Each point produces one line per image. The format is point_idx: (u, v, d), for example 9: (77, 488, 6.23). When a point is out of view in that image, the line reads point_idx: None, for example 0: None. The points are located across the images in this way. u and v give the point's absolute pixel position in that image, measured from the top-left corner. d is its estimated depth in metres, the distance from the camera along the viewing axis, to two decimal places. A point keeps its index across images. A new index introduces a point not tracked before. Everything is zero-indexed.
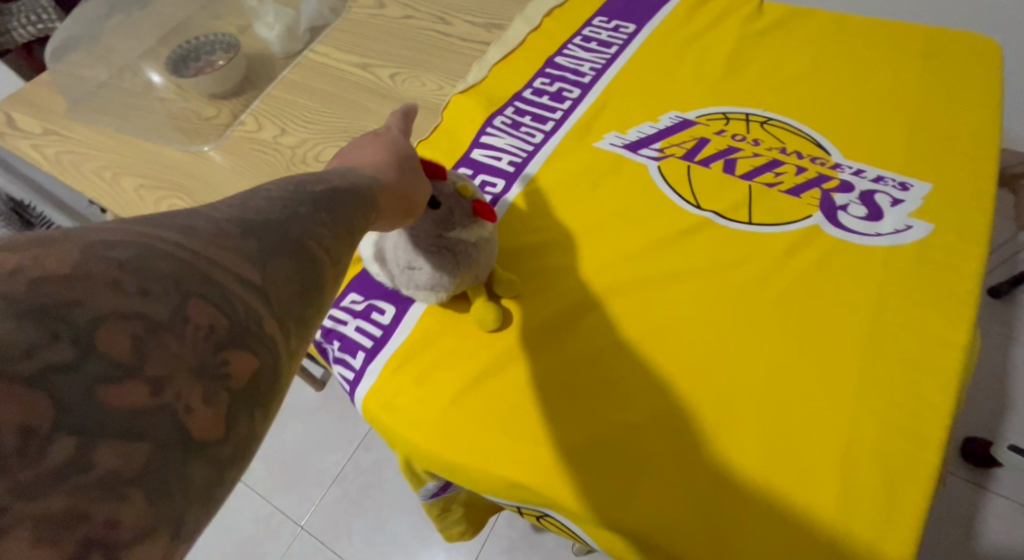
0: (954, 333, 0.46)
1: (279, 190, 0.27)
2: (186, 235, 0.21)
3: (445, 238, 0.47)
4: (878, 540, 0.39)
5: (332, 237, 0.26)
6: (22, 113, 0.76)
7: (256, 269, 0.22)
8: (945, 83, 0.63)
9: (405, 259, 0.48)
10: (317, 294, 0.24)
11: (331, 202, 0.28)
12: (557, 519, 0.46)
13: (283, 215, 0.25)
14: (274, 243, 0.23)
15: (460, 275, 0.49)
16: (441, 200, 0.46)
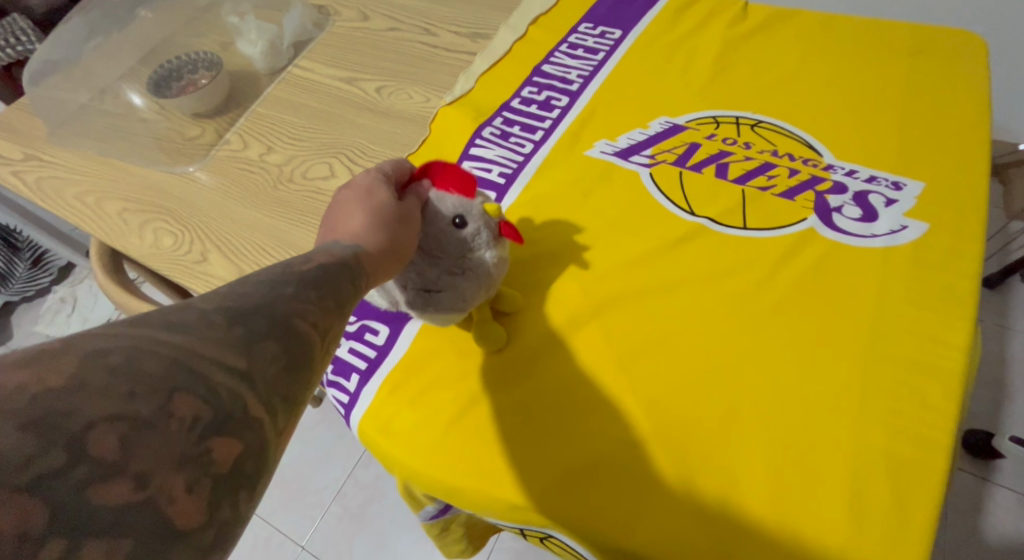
0: (955, 334, 0.46)
1: (266, 271, 0.28)
2: (169, 322, 0.22)
3: (467, 259, 0.46)
4: (890, 551, 0.38)
5: (319, 308, 0.27)
6: (1, 139, 0.75)
7: (241, 351, 0.23)
8: (933, 80, 0.63)
9: (420, 280, 0.45)
10: (304, 364, 0.25)
11: (318, 279, 0.29)
12: (562, 539, 0.45)
13: (272, 291, 0.26)
14: (259, 322, 0.24)
15: (477, 297, 0.48)
16: (469, 220, 0.45)
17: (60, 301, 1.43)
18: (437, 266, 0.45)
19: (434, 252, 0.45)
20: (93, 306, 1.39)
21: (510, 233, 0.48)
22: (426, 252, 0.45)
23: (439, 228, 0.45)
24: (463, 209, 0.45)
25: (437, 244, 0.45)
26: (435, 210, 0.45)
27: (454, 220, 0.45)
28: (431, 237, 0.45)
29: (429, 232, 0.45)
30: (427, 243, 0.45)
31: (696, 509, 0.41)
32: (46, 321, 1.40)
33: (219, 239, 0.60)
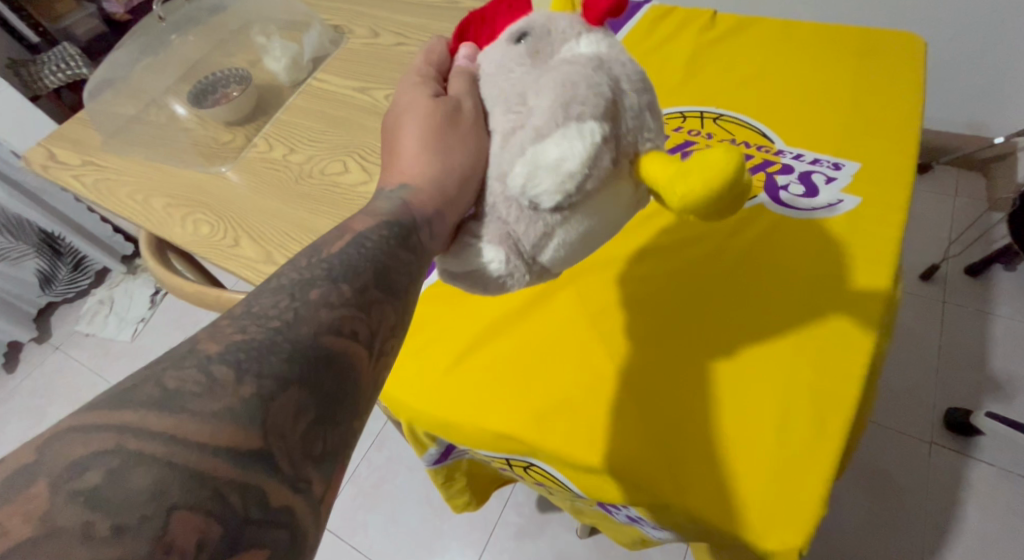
0: (876, 287, 0.53)
1: (321, 272, 0.35)
2: (172, 411, 0.27)
3: (553, 58, 0.37)
4: (808, 459, 0.45)
5: (355, 319, 0.33)
6: (61, 148, 0.86)
7: (255, 430, 0.28)
8: (877, 75, 0.71)
9: (508, 117, 0.36)
10: (343, 388, 0.32)
11: (354, 275, 0.35)
12: (542, 466, 0.54)
13: (291, 325, 0.31)
14: (283, 370, 0.30)
15: (602, 82, 0.34)
16: (533, 24, 0.38)
17: (99, 302, 1.55)
18: (520, 81, 0.36)
19: (505, 71, 0.38)
20: (128, 307, 1.51)
21: (597, 10, 0.38)
22: (500, 78, 0.38)
23: (500, 52, 0.39)
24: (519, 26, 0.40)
25: (502, 65, 0.38)
26: (492, 49, 0.40)
27: (518, 38, 0.39)
28: (494, 67, 0.39)
29: (496, 63, 0.39)
30: (495, 73, 0.39)
31: (647, 432, 0.49)
32: (86, 320, 1.52)
33: (249, 227, 0.70)
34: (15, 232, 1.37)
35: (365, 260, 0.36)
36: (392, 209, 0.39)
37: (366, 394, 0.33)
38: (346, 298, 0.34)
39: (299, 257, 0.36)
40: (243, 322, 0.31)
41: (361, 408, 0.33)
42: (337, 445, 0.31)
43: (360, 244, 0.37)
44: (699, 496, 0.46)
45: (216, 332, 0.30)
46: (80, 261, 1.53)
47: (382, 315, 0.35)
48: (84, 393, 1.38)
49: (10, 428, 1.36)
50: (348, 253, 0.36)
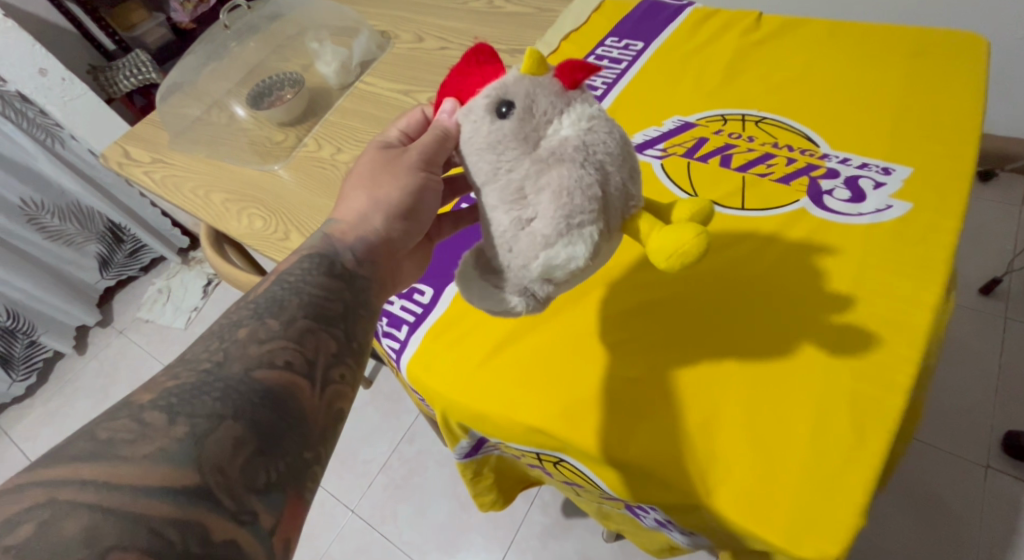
0: (926, 295, 0.51)
1: (246, 313, 0.43)
2: (104, 460, 0.33)
3: (543, 145, 0.41)
4: (845, 466, 0.44)
5: (288, 349, 0.41)
6: (134, 146, 0.93)
7: (188, 466, 0.33)
8: (932, 78, 0.68)
9: (509, 205, 0.41)
10: (286, 418, 0.38)
11: (280, 310, 0.43)
12: (571, 463, 0.54)
13: (223, 364, 0.39)
14: (217, 408, 0.36)
15: (594, 186, 0.40)
16: (512, 97, 0.42)
17: (158, 291, 1.64)
18: (517, 172, 0.41)
19: (497, 157, 0.42)
20: (184, 296, 1.59)
21: (571, 78, 0.43)
22: (492, 162, 0.42)
23: (487, 126, 0.42)
24: (498, 92, 0.43)
25: (493, 147, 0.42)
26: (473, 117, 0.43)
27: (501, 111, 0.42)
28: (483, 146, 0.42)
29: (483, 137, 0.42)
30: (486, 153, 0.42)
31: (679, 430, 0.49)
32: (146, 308, 1.61)
33: (300, 222, 0.73)
34: (84, 222, 1.48)
35: (290, 294, 0.44)
36: (317, 249, 0.49)
37: (312, 419, 0.39)
38: (274, 332, 0.42)
39: (234, 303, 0.44)
40: (177, 370, 0.39)
41: (308, 437, 0.38)
42: (284, 472, 0.36)
43: (284, 281, 0.46)
44: (729, 498, 0.45)
45: (153, 384, 0.38)
46: (137, 249, 1.63)
47: (316, 342, 0.42)
48: (144, 376, 1.46)
49: (77, 406, 1.45)
50: (276, 292, 0.45)
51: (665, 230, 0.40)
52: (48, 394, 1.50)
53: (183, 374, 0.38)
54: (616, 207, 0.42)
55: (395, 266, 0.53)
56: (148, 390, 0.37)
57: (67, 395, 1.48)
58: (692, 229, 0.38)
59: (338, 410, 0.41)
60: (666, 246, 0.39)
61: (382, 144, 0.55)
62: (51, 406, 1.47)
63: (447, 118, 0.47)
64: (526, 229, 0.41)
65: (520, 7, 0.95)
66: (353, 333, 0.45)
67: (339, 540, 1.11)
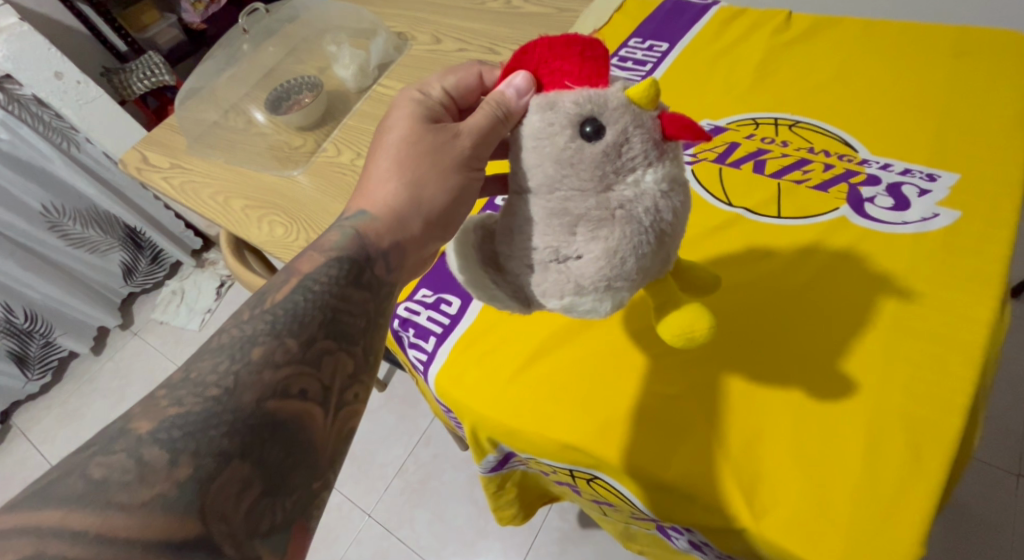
0: (980, 310, 0.50)
1: (263, 327, 0.40)
2: (97, 507, 0.31)
3: (614, 189, 0.39)
4: (903, 491, 0.42)
5: (305, 376, 0.40)
6: (151, 151, 0.92)
7: (191, 515, 0.32)
8: (975, 80, 0.66)
9: (556, 234, 0.40)
10: (294, 451, 0.38)
11: (301, 327, 0.41)
12: (606, 480, 0.53)
13: (232, 393, 0.37)
14: (224, 446, 0.35)
15: (644, 254, 0.40)
16: (605, 121, 0.38)
17: (173, 293, 1.63)
18: (578, 207, 0.39)
19: (565, 177, 0.39)
20: (198, 298, 1.58)
21: (676, 127, 0.39)
22: (554, 183, 0.39)
23: (566, 141, 0.39)
24: (591, 105, 0.38)
25: (562, 169, 0.39)
26: (554, 117, 0.39)
27: (591, 129, 0.38)
28: (551, 160, 0.39)
29: (557, 151, 0.39)
30: (551, 168, 0.39)
31: (722, 452, 0.47)
32: (160, 309, 1.60)
33: (321, 229, 0.72)
34: (105, 227, 1.47)
35: (313, 307, 0.42)
36: (344, 248, 0.46)
37: (321, 448, 0.40)
38: (292, 354, 0.40)
39: (247, 311, 0.42)
40: (179, 396, 0.36)
41: (316, 467, 0.39)
42: (290, 511, 0.37)
43: (306, 289, 0.43)
44: (778, 523, 0.43)
45: (154, 409, 0.35)
46: (157, 254, 1.62)
47: (333, 365, 0.42)
48: (158, 377, 1.45)
49: (94, 406, 1.45)
50: (298, 303, 0.42)
51: (680, 310, 0.43)
52: (65, 393, 1.50)
53: (188, 400, 0.36)
54: (652, 273, 0.43)
55: (419, 266, 0.52)
56: (146, 417, 0.35)
57: (83, 396, 1.48)
58: (705, 318, 0.43)
59: (348, 431, 0.42)
60: (678, 325, 0.43)
61: (422, 117, 0.51)
62: (68, 406, 1.47)
63: (513, 93, 0.42)
64: (559, 264, 0.41)
65: (539, 7, 0.93)
66: (372, 349, 0.44)
67: (356, 544, 1.09)
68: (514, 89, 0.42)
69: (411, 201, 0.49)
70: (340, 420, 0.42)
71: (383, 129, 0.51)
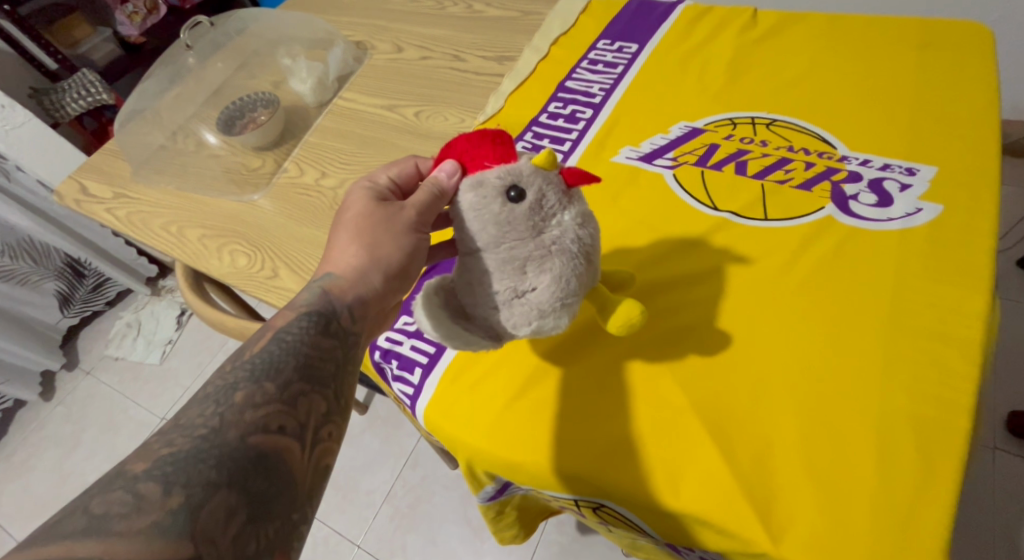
0: (972, 305, 0.50)
1: (241, 374, 0.37)
2: (98, 535, 0.29)
3: (546, 233, 0.42)
4: (919, 498, 0.42)
5: (282, 414, 0.36)
6: (91, 180, 0.85)
7: (183, 539, 0.30)
8: (941, 71, 0.67)
9: (507, 279, 0.42)
10: (276, 483, 0.34)
11: (277, 371, 0.38)
12: (614, 507, 0.50)
13: (218, 431, 0.34)
14: (212, 476, 0.32)
15: (583, 271, 0.44)
16: (524, 186, 0.41)
17: (127, 325, 1.54)
18: (521, 253, 0.42)
19: (504, 235, 0.41)
20: (156, 329, 1.50)
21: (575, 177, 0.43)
22: (496, 240, 0.41)
23: (498, 208, 0.41)
24: (510, 176, 0.41)
25: (501, 228, 0.41)
26: (482, 192, 0.42)
27: (512, 195, 0.41)
28: (490, 224, 0.41)
29: (491, 217, 0.41)
30: (492, 230, 0.41)
31: (733, 469, 0.45)
32: (114, 344, 1.51)
33: (287, 256, 0.67)
34: (38, 258, 1.38)
35: (287, 354, 0.39)
36: (313, 302, 0.43)
37: (301, 483, 0.35)
38: (270, 396, 0.37)
39: (226, 362, 0.39)
40: (170, 437, 0.34)
41: (297, 496, 0.35)
42: (275, 538, 0.33)
43: (281, 340, 0.40)
44: (797, 545, 0.42)
45: (146, 451, 0.33)
46: (101, 283, 1.54)
47: (309, 406, 0.38)
48: (119, 419, 1.37)
49: (47, 456, 1.35)
50: (273, 351, 0.39)
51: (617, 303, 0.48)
52: (14, 446, 1.39)
53: (178, 440, 0.33)
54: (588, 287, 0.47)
55: (381, 320, 0.49)
56: (142, 457, 0.33)
57: (35, 445, 1.37)
58: (637, 307, 0.48)
59: (325, 469, 0.38)
60: (619, 316, 0.47)
61: (378, 191, 0.50)
62: (17, 459, 1.36)
63: (446, 178, 0.44)
64: (518, 300, 0.43)
65: (502, 11, 0.91)
66: (345, 392, 0.41)
67: None
68: (445, 173, 0.44)
69: (371, 256, 0.46)
70: (320, 455, 0.37)
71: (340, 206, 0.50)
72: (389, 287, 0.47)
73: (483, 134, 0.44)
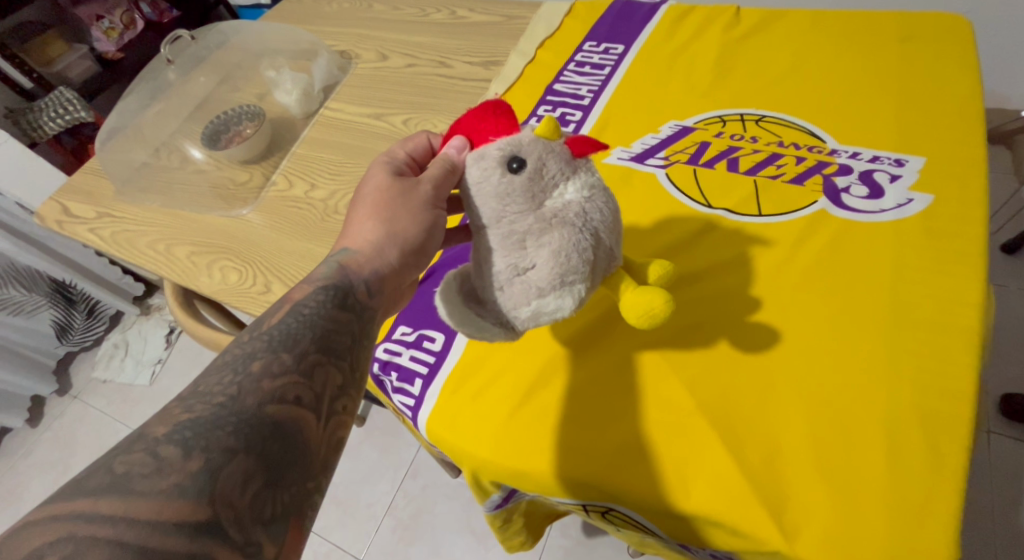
0: (969, 293, 0.50)
1: (259, 345, 0.37)
2: (121, 495, 0.29)
3: (547, 205, 0.41)
4: (929, 490, 0.42)
5: (298, 385, 0.36)
6: (74, 201, 0.83)
7: (202, 500, 0.30)
8: (924, 63, 0.68)
9: (507, 254, 0.41)
10: (292, 451, 0.34)
11: (294, 342, 0.38)
12: (623, 511, 0.49)
13: (235, 399, 0.34)
14: (229, 442, 0.32)
15: (591, 248, 0.42)
16: (525, 155, 0.41)
17: (114, 347, 1.51)
18: (521, 227, 0.41)
19: (504, 208, 0.41)
20: (144, 348, 1.48)
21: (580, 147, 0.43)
22: (497, 214, 0.41)
23: (497, 179, 0.41)
24: (511, 147, 0.41)
25: (500, 201, 0.41)
26: (483, 164, 0.42)
27: (512, 166, 0.41)
28: (490, 197, 0.41)
29: (492, 189, 0.41)
30: (492, 204, 0.41)
31: (742, 466, 0.45)
32: (102, 366, 1.48)
33: (280, 271, 0.66)
34: (28, 285, 1.33)
35: (305, 327, 0.39)
36: (330, 277, 0.43)
37: (316, 452, 0.35)
38: (287, 366, 0.36)
39: (244, 333, 0.39)
40: (190, 402, 0.34)
41: (310, 465, 0.34)
42: (289, 504, 0.33)
43: (298, 313, 0.40)
44: (811, 541, 0.42)
45: (167, 415, 0.33)
46: (93, 307, 1.50)
47: (325, 377, 0.38)
48: (109, 442, 1.34)
49: (36, 482, 1.32)
50: (290, 324, 0.39)
51: (637, 291, 0.44)
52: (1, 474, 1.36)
53: (197, 406, 0.33)
54: (601, 268, 0.44)
55: (399, 299, 0.48)
56: (162, 421, 0.33)
57: (23, 471, 1.35)
58: (661, 295, 0.43)
59: (340, 441, 0.37)
60: (638, 306, 0.43)
61: (396, 169, 0.49)
62: (4, 488, 1.33)
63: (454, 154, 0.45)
64: (520, 278, 0.42)
65: (486, 16, 0.90)
66: (361, 365, 0.40)
67: None
68: (455, 150, 0.45)
69: (387, 232, 0.46)
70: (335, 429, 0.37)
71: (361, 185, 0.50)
72: (407, 264, 0.46)
73: (492, 107, 0.44)
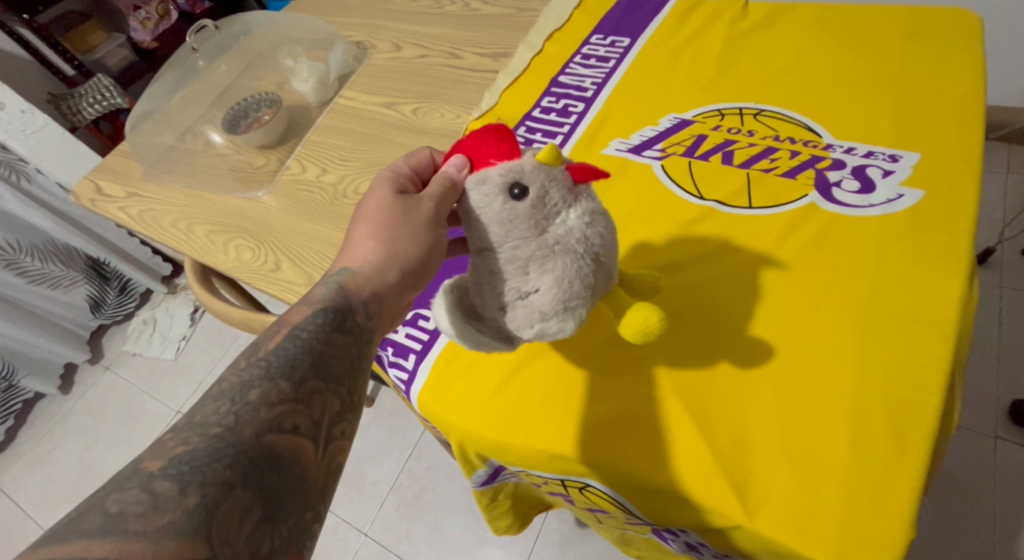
0: (949, 288, 0.51)
1: (255, 372, 0.39)
2: (114, 535, 0.30)
3: (550, 232, 0.43)
4: (890, 471, 0.43)
5: (296, 412, 0.38)
6: (105, 181, 0.88)
7: (199, 538, 0.31)
8: (928, 59, 0.67)
9: (511, 278, 0.43)
10: (291, 482, 0.36)
11: (292, 369, 0.40)
12: (598, 487, 0.52)
13: (233, 430, 0.35)
14: (226, 476, 0.34)
15: (592, 273, 0.44)
16: (527, 182, 0.43)
17: (143, 322, 1.59)
18: (524, 253, 0.43)
19: (507, 234, 0.43)
20: (171, 325, 1.55)
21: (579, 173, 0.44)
22: (499, 239, 0.43)
23: (499, 205, 0.43)
24: (513, 173, 0.43)
25: (503, 226, 0.43)
26: (485, 189, 0.43)
27: (514, 193, 0.42)
28: (493, 222, 0.43)
29: (494, 215, 0.43)
30: (495, 228, 0.43)
31: (712, 448, 0.47)
32: (132, 340, 1.56)
33: (290, 250, 0.70)
34: (66, 261, 1.42)
35: (303, 352, 0.41)
36: (330, 299, 0.45)
37: (315, 481, 0.37)
38: (285, 394, 0.38)
39: (240, 357, 0.40)
40: (185, 434, 0.35)
41: (309, 496, 0.36)
42: (287, 536, 0.34)
43: (296, 337, 0.42)
44: (773, 516, 0.43)
45: (161, 448, 0.35)
46: (126, 284, 1.57)
47: (323, 404, 0.40)
48: (136, 411, 1.41)
49: (68, 447, 1.40)
50: (288, 350, 0.41)
51: (635, 308, 0.46)
52: (36, 437, 1.44)
53: (192, 438, 0.35)
54: (601, 288, 0.46)
55: (396, 316, 0.50)
56: (155, 455, 0.34)
57: (57, 436, 1.43)
58: (657, 312, 0.45)
59: (338, 467, 0.39)
60: (636, 322, 0.45)
61: (395, 185, 0.51)
62: (39, 451, 1.41)
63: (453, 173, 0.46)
64: (522, 301, 0.44)
65: (498, 9, 0.92)
66: (359, 390, 0.42)
67: None
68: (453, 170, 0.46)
69: (386, 252, 0.48)
70: (332, 456, 0.39)
71: (361, 201, 0.52)
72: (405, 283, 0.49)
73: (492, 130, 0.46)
